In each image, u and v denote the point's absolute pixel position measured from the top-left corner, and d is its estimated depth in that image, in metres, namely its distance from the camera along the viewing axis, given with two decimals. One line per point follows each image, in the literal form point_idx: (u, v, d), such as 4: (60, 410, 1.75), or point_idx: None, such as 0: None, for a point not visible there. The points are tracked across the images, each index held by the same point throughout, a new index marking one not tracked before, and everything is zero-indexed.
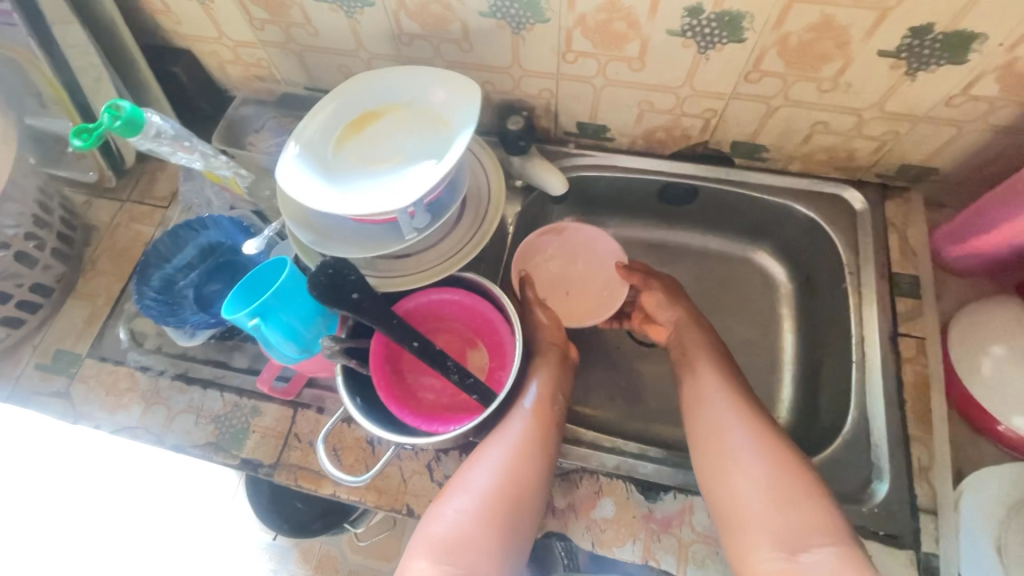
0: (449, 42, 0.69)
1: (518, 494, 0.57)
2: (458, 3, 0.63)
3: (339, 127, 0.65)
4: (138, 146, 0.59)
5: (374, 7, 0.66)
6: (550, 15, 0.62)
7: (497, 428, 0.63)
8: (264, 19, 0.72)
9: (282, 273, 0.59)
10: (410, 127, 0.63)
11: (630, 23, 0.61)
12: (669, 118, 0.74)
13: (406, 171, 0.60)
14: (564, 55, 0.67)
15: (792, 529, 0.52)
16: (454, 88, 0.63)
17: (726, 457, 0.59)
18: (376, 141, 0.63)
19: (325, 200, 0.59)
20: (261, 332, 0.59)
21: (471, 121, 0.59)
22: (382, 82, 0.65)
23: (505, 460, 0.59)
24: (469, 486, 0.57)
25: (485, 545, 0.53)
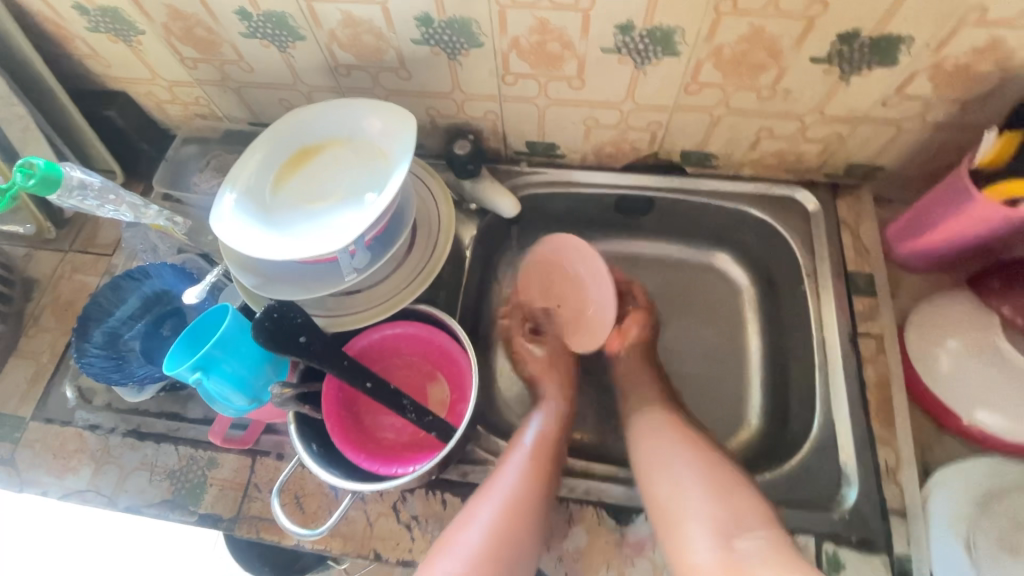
0: (387, 71, 0.68)
1: (502, 562, 0.55)
2: (390, 32, 0.62)
3: (276, 167, 0.63)
4: (61, 204, 0.55)
5: (306, 40, 0.65)
6: (484, 39, 0.61)
7: (503, 458, 0.64)
8: (196, 58, 0.71)
9: (225, 321, 0.57)
10: (349, 162, 0.62)
11: (564, 44, 0.61)
12: (616, 133, 0.73)
13: (346, 209, 0.59)
14: (504, 77, 0.66)
15: (728, 520, 0.54)
16: (390, 118, 0.61)
17: (660, 463, 0.62)
18: (315, 179, 0.62)
19: (263, 246, 0.57)
20: (204, 386, 0.56)
21: (408, 153, 0.58)
22: (318, 115, 0.64)
23: (494, 522, 0.57)
24: (457, 549, 0.55)
25: None
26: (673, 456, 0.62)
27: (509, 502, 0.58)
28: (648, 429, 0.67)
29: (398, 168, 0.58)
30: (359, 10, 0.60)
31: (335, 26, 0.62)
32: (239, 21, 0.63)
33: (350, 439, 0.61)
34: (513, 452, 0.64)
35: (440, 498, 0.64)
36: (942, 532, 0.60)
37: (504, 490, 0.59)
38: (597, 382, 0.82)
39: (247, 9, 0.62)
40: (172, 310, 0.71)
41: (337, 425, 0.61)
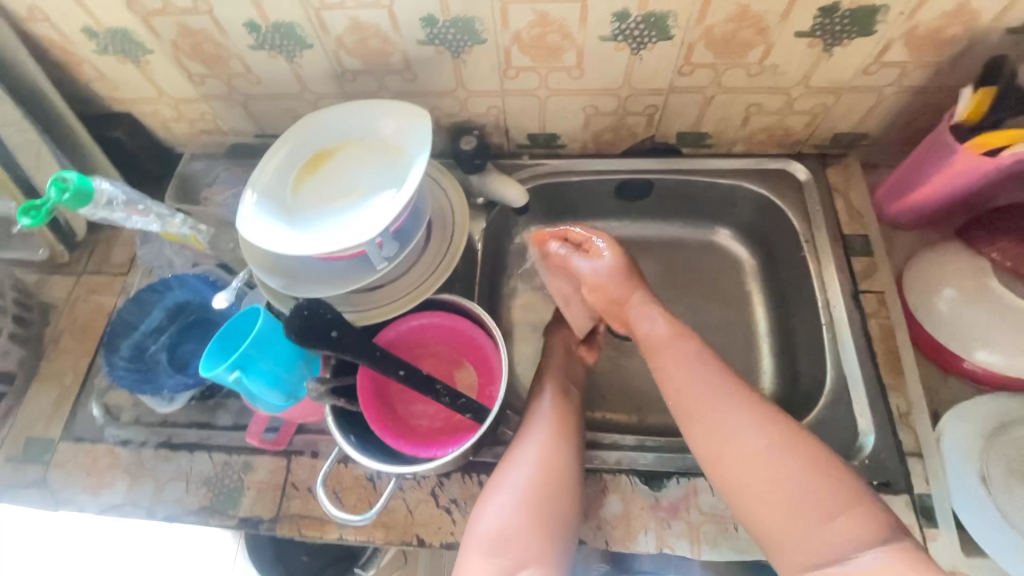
0: (393, 73, 0.71)
1: (553, 502, 0.59)
2: (395, 34, 0.65)
3: (294, 170, 0.65)
4: (92, 216, 0.59)
5: (313, 49, 0.67)
6: (486, 35, 0.64)
7: (524, 428, 0.64)
8: (204, 74, 0.72)
9: (259, 320, 0.58)
10: (365, 160, 0.64)
11: (564, 35, 0.64)
12: (614, 119, 0.77)
13: (368, 204, 0.61)
14: (506, 72, 0.69)
15: (828, 536, 0.52)
16: (404, 116, 0.64)
17: (752, 474, 0.56)
18: (334, 178, 0.64)
19: (290, 244, 0.59)
20: (243, 385, 0.57)
21: (425, 145, 0.60)
22: (333, 118, 0.66)
23: (537, 457, 0.61)
24: (507, 485, 0.59)
25: (529, 536, 0.57)
26: (770, 459, 0.56)
27: (542, 472, 0.60)
28: (717, 416, 0.59)
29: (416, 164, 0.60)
30: (366, 15, 0.63)
31: (342, 32, 0.65)
32: (247, 33, 0.66)
33: (387, 428, 0.63)
34: (540, 399, 0.67)
35: (477, 480, 0.66)
36: (956, 469, 0.63)
37: (534, 461, 0.60)
38: (613, 361, 0.84)
39: (256, 22, 0.64)
40: (196, 319, 0.72)
41: (373, 415, 0.63)
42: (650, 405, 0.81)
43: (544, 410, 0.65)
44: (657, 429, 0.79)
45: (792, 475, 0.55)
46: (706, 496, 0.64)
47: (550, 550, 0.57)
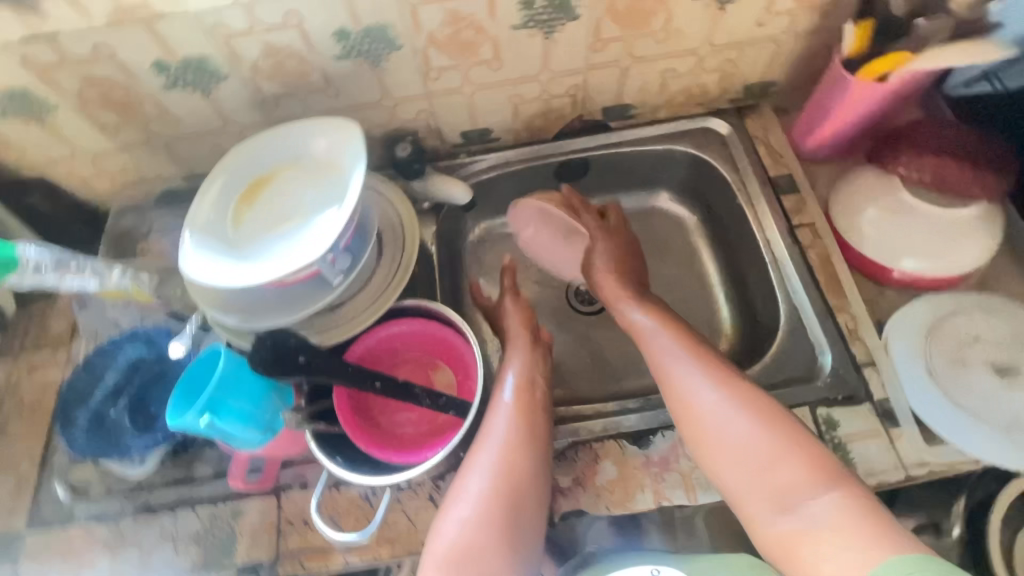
0: (315, 93, 0.71)
1: (513, 505, 0.59)
2: (311, 53, 0.65)
3: (232, 202, 0.64)
4: (28, 285, 0.61)
5: (228, 79, 0.67)
6: (402, 41, 0.65)
7: (485, 431, 0.64)
8: (117, 122, 0.70)
9: (222, 362, 0.56)
10: (303, 180, 0.64)
11: (477, 29, 0.66)
12: (540, 104, 0.79)
13: (312, 223, 0.60)
14: (428, 74, 0.70)
15: (774, 492, 0.54)
16: (334, 134, 0.64)
17: (716, 441, 0.58)
18: (273, 202, 0.63)
19: (239, 275, 0.58)
20: (215, 429, 0.55)
21: (360, 158, 0.61)
22: (265, 146, 0.66)
23: (492, 463, 0.61)
24: (466, 497, 0.60)
25: (490, 549, 0.57)
26: (717, 416, 0.59)
27: (504, 481, 0.60)
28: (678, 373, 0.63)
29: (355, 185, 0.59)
30: (278, 38, 0.63)
31: (255, 57, 0.65)
32: (156, 74, 0.64)
33: (378, 444, 0.63)
34: (499, 394, 0.66)
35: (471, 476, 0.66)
36: (907, 371, 0.68)
37: (497, 470, 0.61)
38: (584, 337, 0.86)
39: (164, 61, 0.63)
40: (157, 375, 0.68)
41: (362, 433, 0.63)
42: (626, 372, 0.83)
43: (503, 406, 0.65)
44: (637, 393, 0.82)
45: (741, 428, 0.57)
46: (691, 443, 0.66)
47: (512, 561, 0.58)
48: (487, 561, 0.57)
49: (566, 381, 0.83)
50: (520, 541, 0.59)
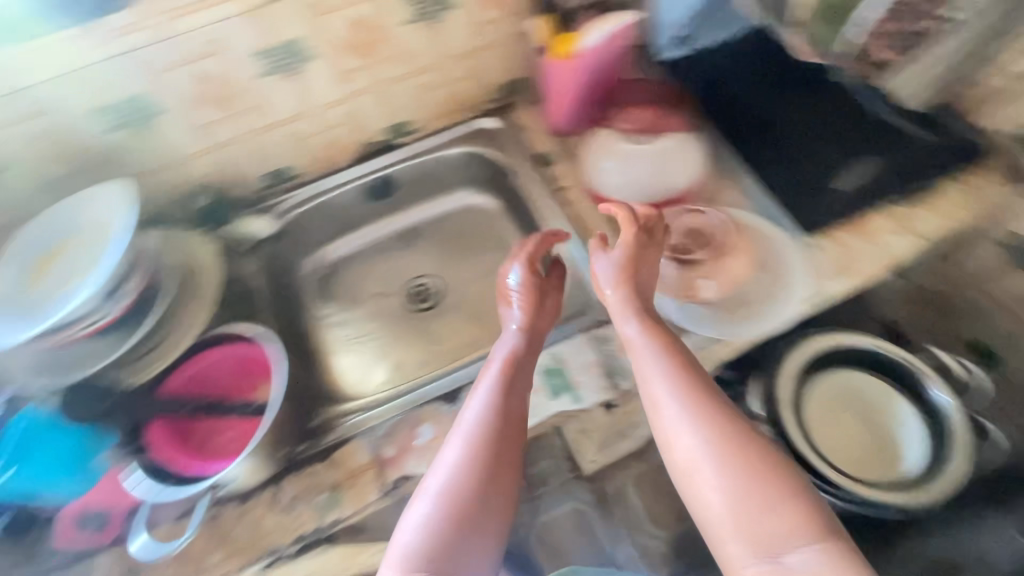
0: (245, 112, 0.80)
1: (738, 445, 0.49)
2: (235, 73, 0.75)
3: (20, 278, 0.69)
4: None
5: (164, 113, 0.75)
6: (313, 50, 0.77)
7: (638, 366, 0.58)
8: (65, 175, 0.77)
9: (24, 416, 0.65)
10: (92, 197, 0.70)
11: (374, 28, 0.78)
12: (444, 90, 0.92)
13: (115, 228, 0.67)
14: (341, 76, 0.82)
15: (787, 475, 0.48)
16: (99, 198, 0.70)
17: (737, 429, 0.50)
18: (58, 267, 0.68)
19: (89, 286, 0.64)
20: (15, 486, 0.62)
21: (127, 207, 0.67)
22: (45, 225, 0.71)
23: (679, 412, 0.52)
24: (688, 459, 0.50)
25: (759, 504, 0.46)
26: (723, 416, 0.51)
27: (688, 399, 0.52)
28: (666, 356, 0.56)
29: (112, 236, 0.66)
30: (203, 65, 0.72)
31: (186, 87, 0.74)
32: (97, 118, 0.72)
33: (512, 422, 0.58)
34: (635, 341, 0.59)
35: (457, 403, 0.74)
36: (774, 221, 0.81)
37: (667, 394, 0.53)
38: None
39: (103, 104, 0.71)
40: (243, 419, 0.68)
41: (489, 418, 0.57)
42: None
43: (650, 354, 0.57)
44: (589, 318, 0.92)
45: (743, 435, 0.50)
46: None
47: (791, 515, 0.45)
48: (763, 504, 0.46)
49: None
50: (773, 470, 0.48)
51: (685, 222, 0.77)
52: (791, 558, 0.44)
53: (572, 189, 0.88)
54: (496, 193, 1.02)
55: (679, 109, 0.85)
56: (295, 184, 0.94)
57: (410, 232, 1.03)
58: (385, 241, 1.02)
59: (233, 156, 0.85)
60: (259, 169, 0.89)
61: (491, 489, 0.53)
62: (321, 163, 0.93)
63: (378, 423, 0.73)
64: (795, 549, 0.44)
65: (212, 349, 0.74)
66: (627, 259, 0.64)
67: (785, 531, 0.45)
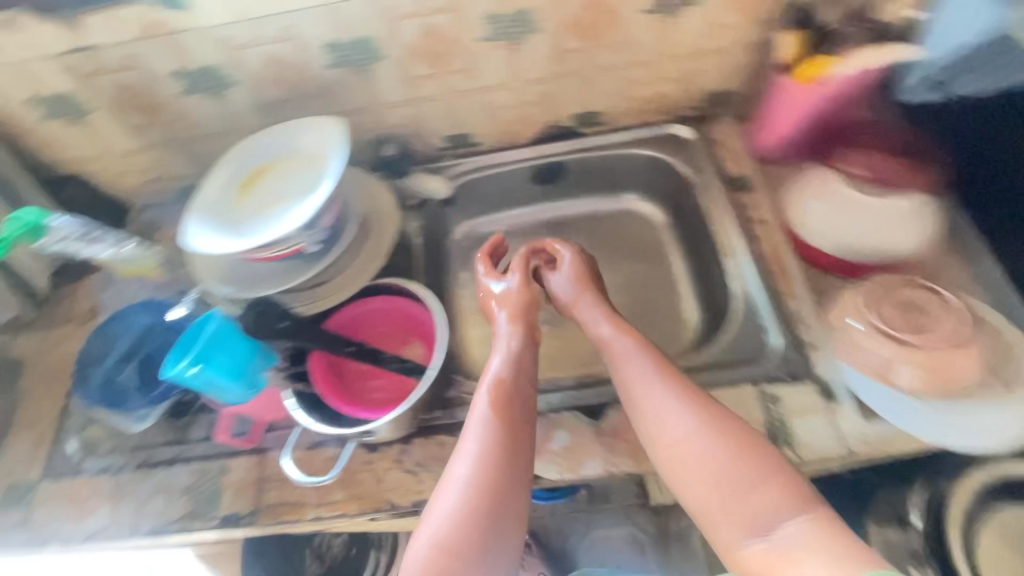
0: (455, 74, 0.79)
1: (730, 438, 0.57)
2: (461, 34, 0.74)
3: (235, 187, 0.76)
4: (50, 250, 0.69)
5: (385, 59, 0.76)
6: (541, 25, 0.74)
7: (617, 370, 0.66)
8: (282, 99, 0.80)
9: (212, 323, 0.64)
10: (309, 126, 0.75)
11: (609, 13, 0.74)
12: (650, 89, 0.86)
13: (326, 168, 0.70)
14: (556, 56, 0.79)
15: (767, 471, 0.55)
16: (317, 130, 0.74)
17: (718, 433, 0.58)
18: (268, 186, 0.74)
19: (292, 217, 0.68)
20: (203, 379, 0.64)
21: (340, 148, 0.70)
22: (265, 142, 0.77)
23: (664, 407, 0.60)
24: (681, 452, 0.58)
25: (746, 486, 0.55)
26: (709, 425, 0.58)
27: (673, 393, 0.61)
28: (640, 371, 0.64)
29: (322, 174, 0.70)
30: (436, 20, 0.72)
31: (413, 39, 0.74)
32: (327, 53, 0.74)
33: (514, 429, 0.61)
34: (616, 348, 0.68)
35: (599, 418, 0.71)
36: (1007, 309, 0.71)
37: (649, 385, 0.62)
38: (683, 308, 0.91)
39: (336, 40, 0.73)
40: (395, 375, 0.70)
41: (492, 432, 0.60)
42: None
43: (629, 359, 0.65)
44: None
45: (730, 432, 0.58)
46: (817, 390, 0.68)
47: (775, 486, 0.54)
48: (752, 485, 0.55)
49: (671, 351, 0.87)
50: (757, 452, 0.57)
51: (905, 296, 0.67)
52: (783, 531, 0.52)
53: (763, 224, 0.81)
54: (666, 204, 0.96)
55: (929, 163, 0.72)
56: (472, 151, 0.93)
57: (563, 222, 0.98)
58: (538, 226, 0.99)
59: (429, 113, 0.85)
60: (446, 131, 0.89)
61: (500, 500, 0.57)
62: (503, 136, 0.91)
63: None
64: (785, 523, 0.53)
65: (377, 299, 0.76)
66: (579, 274, 0.77)
67: (774, 503, 0.54)
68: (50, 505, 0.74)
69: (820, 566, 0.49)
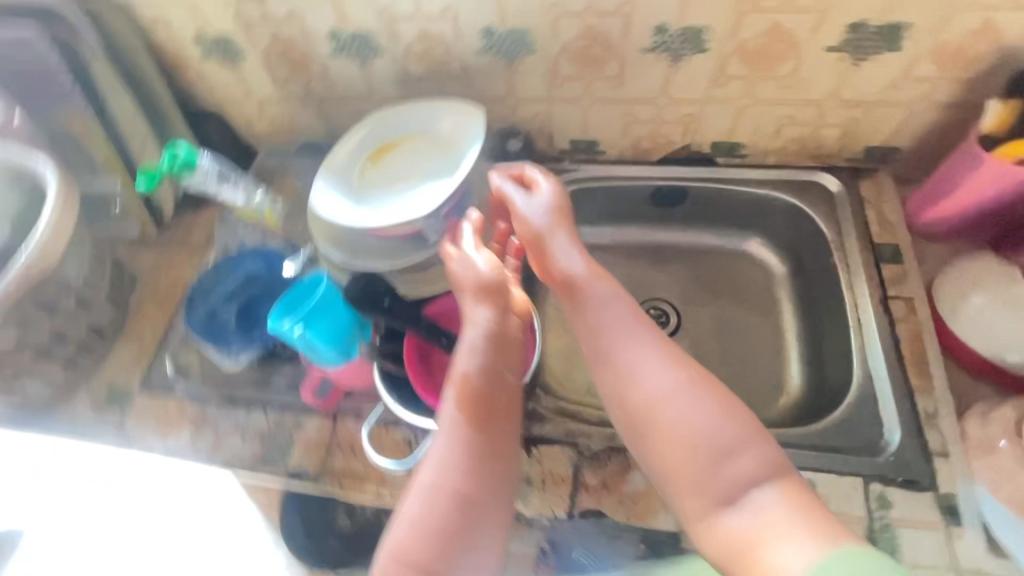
0: (602, 80, 0.76)
1: (716, 401, 0.52)
2: (622, 41, 0.70)
3: (365, 155, 0.78)
4: (193, 187, 0.74)
5: (536, 54, 0.73)
6: (711, 45, 0.69)
7: (588, 320, 0.58)
8: (421, 76, 0.80)
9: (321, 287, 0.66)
10: (449, 111, 0.76)
11: (789, 44, 0.68)
12: (806, 131, 0.79)
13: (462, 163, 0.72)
14: (717, 80, 0.73)
15: (743, 440, 0.51)
16: (457, 117, 0.75)
17: (694, 406, 0.52)
18: (399, 165, 0.76)
19: (422, 206, 0.71)
20: (306, 341, 0.65)
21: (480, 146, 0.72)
22: (400, 116, 0.78)
23: (641, 367, 0.54)
24: (663, 419, 0.52)
25: (728, 455, 0.51)
26: (687, 392, 0.52)
27: (650, 343, 0.56)
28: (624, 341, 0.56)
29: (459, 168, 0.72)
30: (602, 23, 0.69)
31: (571, 38, 0.71)
32: (480, 39, 0.73)
33: (481, 427, 0.55)
34: (586, 293, 0.59)
35: None
36: None
37: (626, 338, 0.56)
38: (785, 371, 0.84)
39: (493, 28, 0.71)
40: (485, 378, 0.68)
41: (454, 438, 0.54)
42: None
43: (603, 312, 0.58)
44: None
45: (711, 407, 0.52)
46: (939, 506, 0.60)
47: (755, 452, 0.51)
48: (723, 455, 0.51)
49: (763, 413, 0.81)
50: (737, 414, 0.52)
51: None
52: (760, 499, 0.49)
53: (907, 303, 0.72)
54: (790, 256, 0.89)
55: None
56: (597, 156, 0.88)
57: (673, 251, 0.94)
58: (643, 249, 0.95)
59: (563, 114, 0.82)
60: (573, 135, 0.85)
61: (466, 508, 0.52)
62: (632, 151, 0.86)
63: (589, 440, 0.69)
64: (759, 492, 0.49)
65: None
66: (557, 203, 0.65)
67: (751, 472, 0.50)
68: (143, 418, 0.80)
69: (803, 544, 0.45)
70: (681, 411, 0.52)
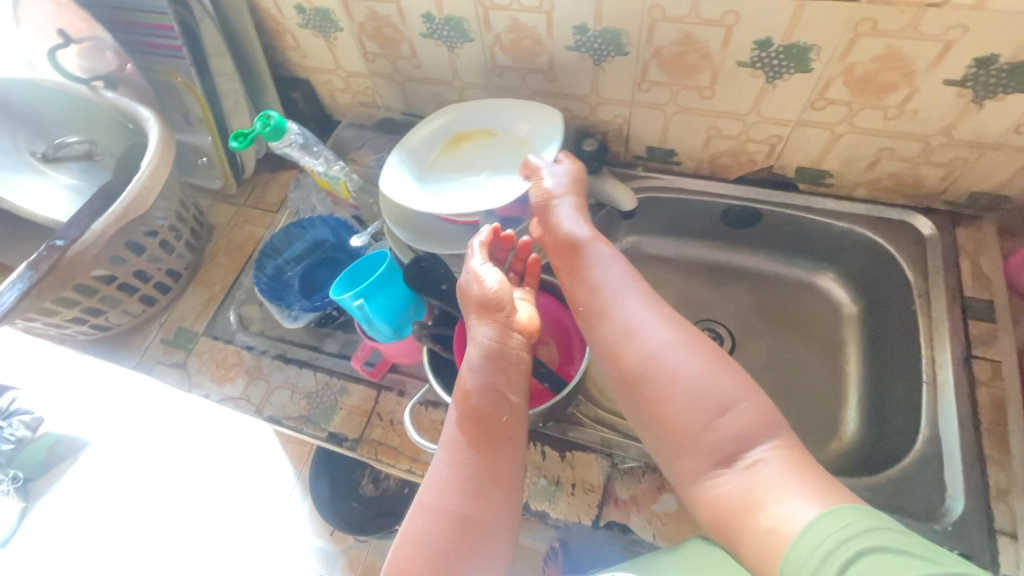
0: (691, 89, 0.73)
1: (710, 354, 0.56)
2: (719, 51, 0.67)
3: (438, 142, 0.79)
4: (277, 150, 0.76)
5: (627, 56, 0.71)
6: (815, 65, 0.65)
7: (594, 278, 0.63)
8: (507, 65, 0.79)
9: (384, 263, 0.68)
10: (528, 114, 0.77)
11: (904, 73, 0.63)
12: (905, 166, 0.74)
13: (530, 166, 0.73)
14: (814, 102, 0.69)
15: (731, 391, 0.53)
16: (535, 121, 0.76)
17: (686, 359, 0.55)
18: (468, 157, 0.77)
19: (484, 199, 0.72)
20: (364, 313, 0.67)
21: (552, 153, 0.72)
22: (479, 111, 0.79)
23: (634, 321, 0.59)
24: (659, 369, 0.55)
25: (723, 409, 0.52)
26: (678, 346, 0.56)
27: (645, 298, 0.61)
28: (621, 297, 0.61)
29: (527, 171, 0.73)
30: (701, 31, 0.65)
31: (665, 44, 0.68)
32: (572, 35, 0.71)
33: (479, 441, 0.57)
34: (591, 255, 0.65)
35: None
36: None
37: (624, 294, 0.61)
38: (839, 413, 0.80)
39: (587, 25, 0.69)
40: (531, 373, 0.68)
41: (453, 460, 0.57)
42: None
43: (603, 271, 0.63)
44: None
45: (700, 360, 0.55)
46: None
47: (750, 404, 0.52)
48: (721, 411, 0.52)
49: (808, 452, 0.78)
50: (730, 368, 0.55)
51: None
52: (755, 455, 0.50)
53: (992, 365, 0.67)
54: (863, 294, 0.84)
55: None
56: (670, 168, 0.87)
57: (737, 273, 0.92)
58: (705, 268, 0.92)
59: (644, 119, 0.80)
60: (651, 140, 0.83)
61: (466, 521, 0.54)
62: (710, 165, 0.84)
63: (625, 453, 0.68)
64: (756, 448, 0.50)
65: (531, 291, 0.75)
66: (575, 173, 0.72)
67: (750, 429, 0.51)
68: (203, 358, 0.85)
69: (800, 499, 0.46)
70: (675, 361, 0.55)
